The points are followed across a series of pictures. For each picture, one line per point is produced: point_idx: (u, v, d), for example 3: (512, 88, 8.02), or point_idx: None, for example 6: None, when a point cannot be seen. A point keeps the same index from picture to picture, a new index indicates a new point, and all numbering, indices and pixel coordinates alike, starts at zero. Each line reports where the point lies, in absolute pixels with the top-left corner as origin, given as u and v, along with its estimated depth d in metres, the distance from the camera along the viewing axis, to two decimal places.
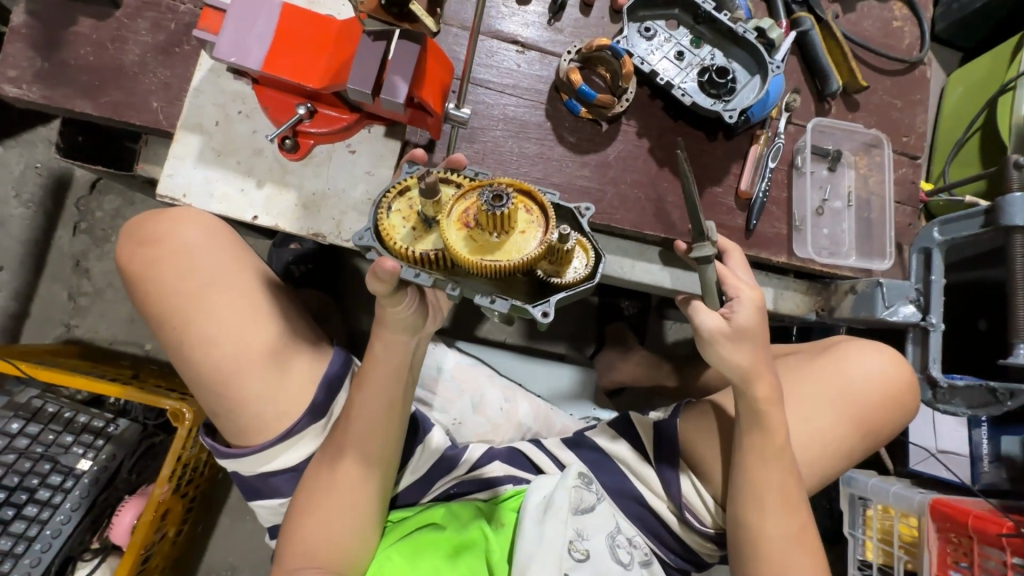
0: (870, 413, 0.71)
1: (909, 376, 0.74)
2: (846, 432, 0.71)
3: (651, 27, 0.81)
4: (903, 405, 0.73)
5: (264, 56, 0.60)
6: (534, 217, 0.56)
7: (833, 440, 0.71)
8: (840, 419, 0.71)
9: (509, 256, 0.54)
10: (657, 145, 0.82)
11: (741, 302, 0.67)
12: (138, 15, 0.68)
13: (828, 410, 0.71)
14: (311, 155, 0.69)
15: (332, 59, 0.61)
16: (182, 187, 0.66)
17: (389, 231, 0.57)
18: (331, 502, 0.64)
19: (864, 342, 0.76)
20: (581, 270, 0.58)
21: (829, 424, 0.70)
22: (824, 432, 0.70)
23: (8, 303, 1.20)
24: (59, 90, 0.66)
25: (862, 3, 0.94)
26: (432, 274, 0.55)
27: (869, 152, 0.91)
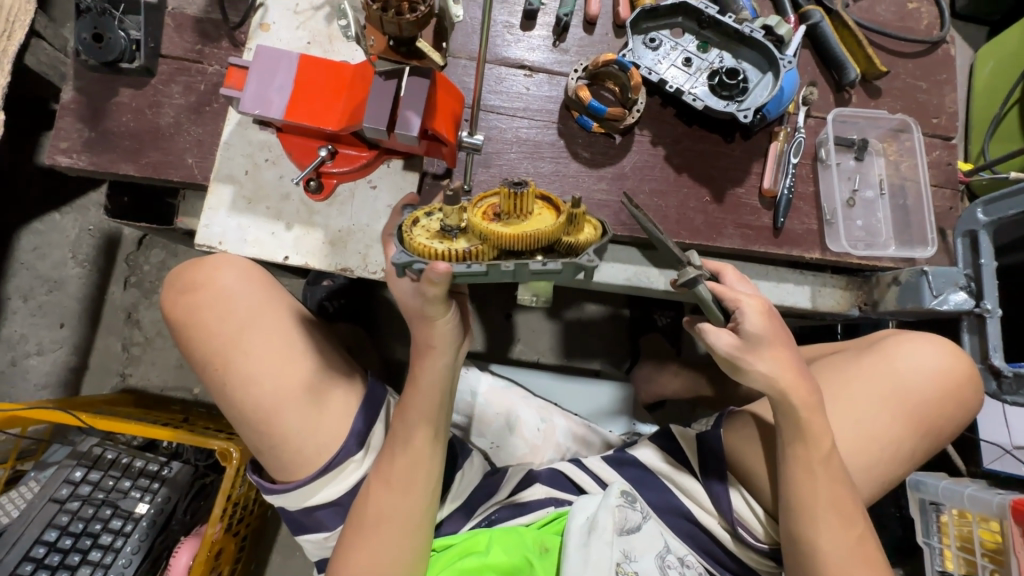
0: (928, 411, 0.67)
1: (967, 368, 0.69)
2: (904, 434, 0.66)
3: (656, 37, 0.82)
4: (964, 398, 0.69)
5: (286, 104, 0.63)
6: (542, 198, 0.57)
7: (891, 442, 0.66)
8: (894, 421, 0.66)
9: (542, 222, 0.54)
10: (673, 152, 0.82)
11: (743, 312, 0.64)
12: (171, 81, 0.74)
13: (881, 410, 0.67)
14: (335, 194, 0.72)
15: (348, 104, 0.64)
16: (218, 235, 0.70)
17: (422, 245, 0.56)
18: (373, 536, 0.64)
19: (917, 333, 0.71)
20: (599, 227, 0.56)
21: (885, 426, 0.66)
22: (881, 436, 0.66)
23: (68, 358, 1.28)
24: (104, 156, 0.72)
25: None
26: (482, 262, 0.54)
27: (898, 138, 0.88)
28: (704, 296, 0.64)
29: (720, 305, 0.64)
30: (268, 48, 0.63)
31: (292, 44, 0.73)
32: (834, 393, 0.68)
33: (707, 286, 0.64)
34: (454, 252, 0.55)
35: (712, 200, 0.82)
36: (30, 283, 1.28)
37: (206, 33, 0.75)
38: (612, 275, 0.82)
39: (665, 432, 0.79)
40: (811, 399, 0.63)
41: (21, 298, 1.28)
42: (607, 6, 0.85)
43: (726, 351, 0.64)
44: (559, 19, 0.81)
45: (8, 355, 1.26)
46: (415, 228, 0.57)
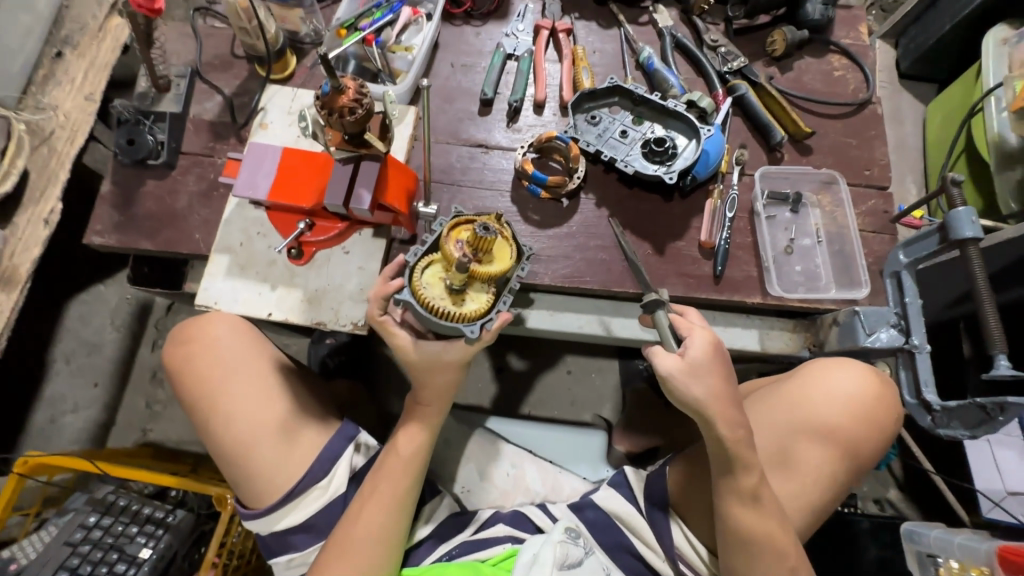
0: (842, 432, 0.77)
1: (873, 391, 0.78)
2: (821, 454, 0.77)
3: (597, 115, 0.94)
4: (878, 419, 0.78)
5: (268, 184, 0.76)
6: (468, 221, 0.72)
7: (809, 462, 0.77)
8: (811, 441, 0.77)
9: (501, 243, 0.71)
10: (615, 211, 0.91)
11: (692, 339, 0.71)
12: (188, 172, 0.90)
13: (793, 432, 0.78)
14: (314, 259, 0.84)
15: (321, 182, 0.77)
16: (214, 296, 0.82)
17: (473, 312, 0.70)
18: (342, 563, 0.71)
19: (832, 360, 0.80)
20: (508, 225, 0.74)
21: (802, 447, 0.77)
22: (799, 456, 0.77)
23: (98, 415, 1.42)
24: (129, 235, 0.87)
25: (800, 61, 1.03)
26: (506, 291, 0.72)
27: (830, 190, 0.95)
28: (663, 321, 0.73)
29: (674, 331, 0.72)
30: (258, 144, 0.78)
31: (286, 139, 0.89)
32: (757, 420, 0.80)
33: (666, 312, 0.73)
34: (479, 303, 0.70)
35: (654, 253, 0.90)
36: (74, 347, 1.45)
37: (218, 133, 0.92)
38: (566, 323, 0.90)
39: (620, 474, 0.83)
40: (739, 432, 0.69)
41: (64, 361, 1.45)
42: (555, 91, 0.98)
43: (669, 372, 0.70)
44: (511, 104, 0.95)
45: (49, 412, 1.41)
46: (437, 306, 0.69)
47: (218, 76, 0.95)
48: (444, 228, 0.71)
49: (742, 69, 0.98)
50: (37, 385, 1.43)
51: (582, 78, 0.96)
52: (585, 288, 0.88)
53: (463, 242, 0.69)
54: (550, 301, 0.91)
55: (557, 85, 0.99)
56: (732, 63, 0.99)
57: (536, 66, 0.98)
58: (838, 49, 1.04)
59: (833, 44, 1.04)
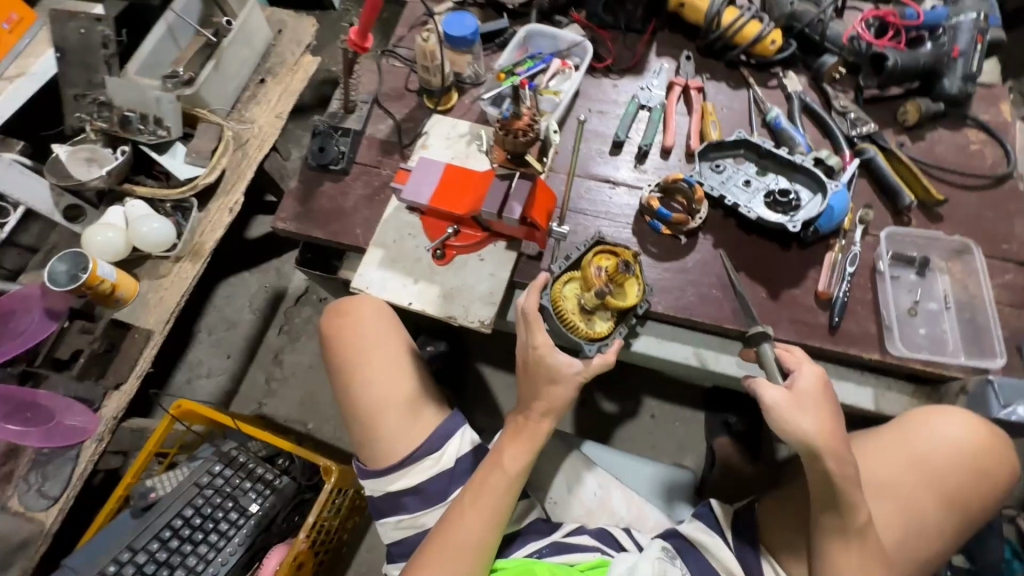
0: (950, 482, 0.75)
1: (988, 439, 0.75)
2: (928, 501, 0.74)
3: (722, 164, 1.00)
4: (990, 474, 0.76)
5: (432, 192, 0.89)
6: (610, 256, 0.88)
7: (921, 505, 0.74)
8: (918, 486, 0.75)
9: (632, 281, 0.87)
10: (732, 253, 0.96)
11: (799, 374, 0.75)
12: (358, 179, 1.07)
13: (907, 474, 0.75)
14: (453, 261, 0.95)
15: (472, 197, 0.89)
16: (367, 282, 0.95)
17: (596, 333, 0.85)
18: (455, 530, 0.77)
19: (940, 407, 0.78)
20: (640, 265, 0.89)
21: (908, 489, 0.75)
22: (907, 498, 0.75)
23: (225, 383, 1.61)
24: (305, 224, 1.04)
25: (933, 131, 1.05)
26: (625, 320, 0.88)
27: (961, 258, 0.93)
28: (767, 354, 0.78)
29: (779, 366, 0.76)
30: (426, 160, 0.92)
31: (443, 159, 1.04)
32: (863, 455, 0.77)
33: (771, 345, 0.78)
34: (604, 327, 0.86)
35: (768, 296, 0.92)
36: (217, 321, 1.68)
37: (386, 149, 1.10)
38: (673, 351, 0.95)
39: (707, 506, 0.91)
40: (848, 469, 0.71)
41: (207, 332, 1.68)
42: (682, 140, 1.07)
43: (777, 401, 0.72)
44: (641, 148, 1.04)
45: (187, 374, 1.63)
46: (571, 320, 0.85)
47: (392, 104, 1.14)
48: (589, 256, 0.87)
49: (871, 134, 1.02)
50: (182, 350, 1.65)
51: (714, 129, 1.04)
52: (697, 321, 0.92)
53: (603, 269, 0.85)
54: (660, 330, 0.96)
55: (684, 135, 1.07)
56: (862, 128, 1.02)
57: (667, 117, 1.07)
58: (975, 123, 1.04)
59: (970, 118, 1.04)
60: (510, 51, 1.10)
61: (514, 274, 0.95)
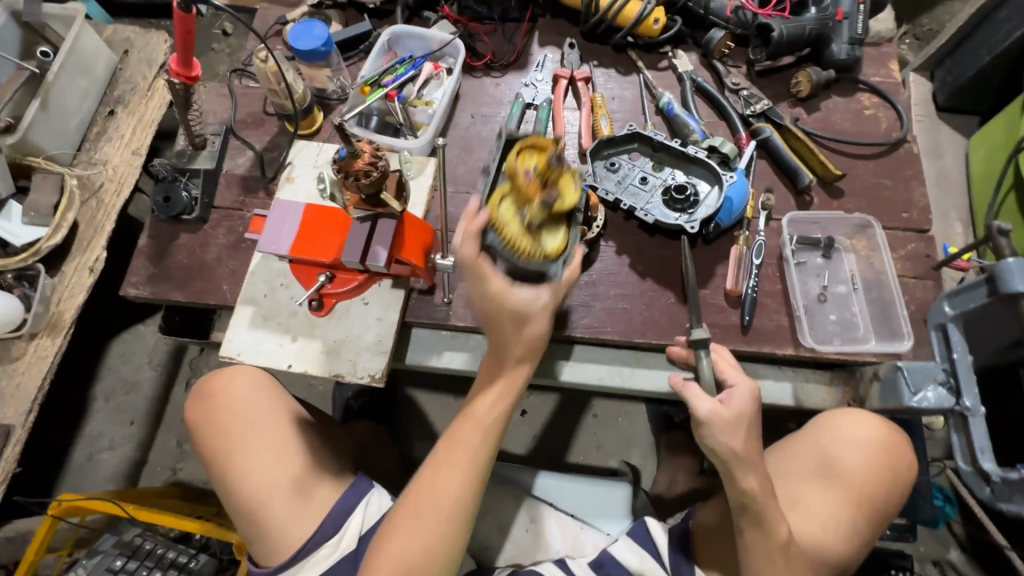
0: (865, 484, 0.72)
1: (886, 432, 0.73)
2: (843, 510, 0.71)
3: (616, 162, 0.93)
4: (901, 471, 0.74)
5: (291, 240, 0.78)
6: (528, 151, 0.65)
7: (833, 508, 0.71)
8: (832, 494, 0.72)
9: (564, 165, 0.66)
10: (636, 259, 0.89)
11: (735, 390, 0.68)
12: (218, 225, 0.94)
13: (814, 483, 0.73)
14: (334, 310, 0.85)
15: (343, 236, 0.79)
16: (237, 348, 0.83)
17: (557, 248, 0.67)
18: (394, 562, 0.70)
19: (848, 411, 0.75)
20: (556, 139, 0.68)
21: (822, 500, 0.72)
22: (821, 508, 0.71)
23: (133, 453, 1.46)
24: (162, 287, 0.90)
25: (827, 100, 1.00)
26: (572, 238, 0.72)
27: (865, 234, 0.90)
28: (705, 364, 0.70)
29: (715, 378, 0.68)
30: (281, 202, 0.80)
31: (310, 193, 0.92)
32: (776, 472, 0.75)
33: (710, 356, 0.70)
34: (560, 241, 0.67)
35: (677, 300, 0.87)
36: (114, 385, 1.51)
37: (248, 187, 0.96)
38: (586, 373, 0.88)
39: (641, 526, 0.88)
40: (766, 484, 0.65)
41: (104, 399, 1.50)
42: (574, 138, 0.99)
43: (709, 418, 0.65)
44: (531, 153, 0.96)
45: (87, 450, 1.46)
46: (525, 249, 0.65)
47: (250, 132, 1.00)
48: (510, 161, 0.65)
49: (766, 111, 0.96)
50: (77, 424, 1.48)
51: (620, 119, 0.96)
52: (604, 337, 0.86)
53: (530, 171, 0.64)
54: (570, 351, 0.88)
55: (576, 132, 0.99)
56: (755, 106, 0.97)
57: (555, 115, 0.98)
58: (867, 87, 1.01)
59: (862, 82, 1.01)
60: (373, 58, 0.98)
61: (404, 315, 0.85)
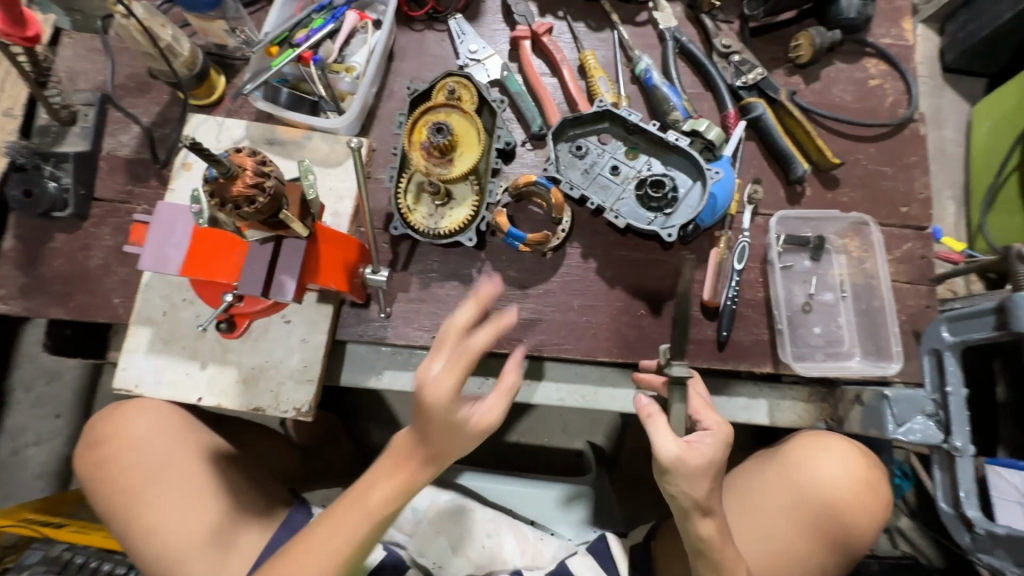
0: (839, 525, 0.66)
1: (868, 462, 0.68)
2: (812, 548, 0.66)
3: (583, 145, 0.78)
4: (877, 510, 0.67)
5: (182, 261, 0.63)
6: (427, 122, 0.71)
7: (804, 545, 0.66)
8: (800, 531, 0.66)
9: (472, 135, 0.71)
10: (605, 263, 0.78)
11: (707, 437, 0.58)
12: (102, 222, 0.77)
13: (787, 518, 0.67)
14: (249, 331, 0.72)
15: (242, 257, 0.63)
16: (135, 378, 0.71)
17: (458, 221, 0.74)
18: None
19: (819, 433, 0.70)
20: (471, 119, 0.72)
21: (790, 538, 0.66)
22: (789, 542, 0.66)
23: (62, 448, 1.34)
24: (38, 301, 0.75)
25: (828, 68, 0.86)
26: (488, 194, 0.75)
27: (861, 233, 0.79)
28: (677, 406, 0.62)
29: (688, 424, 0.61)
30: (165, 206, 0.64)
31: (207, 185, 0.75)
32: (737, 503, 0.69)
33: (685, 399, 0.62)
34: (465, 213, 0.75)
35: (649, 313, 0.77)
36: (33, 375, 1.37)
37: (136, 173, 0.79)
38: (546, 395, 0.78)
39: (599, 541, 0.85)
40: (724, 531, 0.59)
41: (23, 390, 1.36)
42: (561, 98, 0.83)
43: (675, 461, 0.55)
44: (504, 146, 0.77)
45: (12, 445, 1.34)
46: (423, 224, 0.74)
47: (135, 102, 0.81)
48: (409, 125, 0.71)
49: (759, 82, 0.82)
50: None
51: (599, 86, 0.81)
52: (565, 356, 0.76)
53: (426, 144, 0.70)
54: (529, 368, 0.78)
55: (561, 91, 0.83)
56: (747, 76, 0.82)
57: (530, 82, 0.82)
58: (875, 51, 0.87)
59: (870, 46, 0.86)
60: (280, 6, 0.78)
61: (333, 335, 0.73)
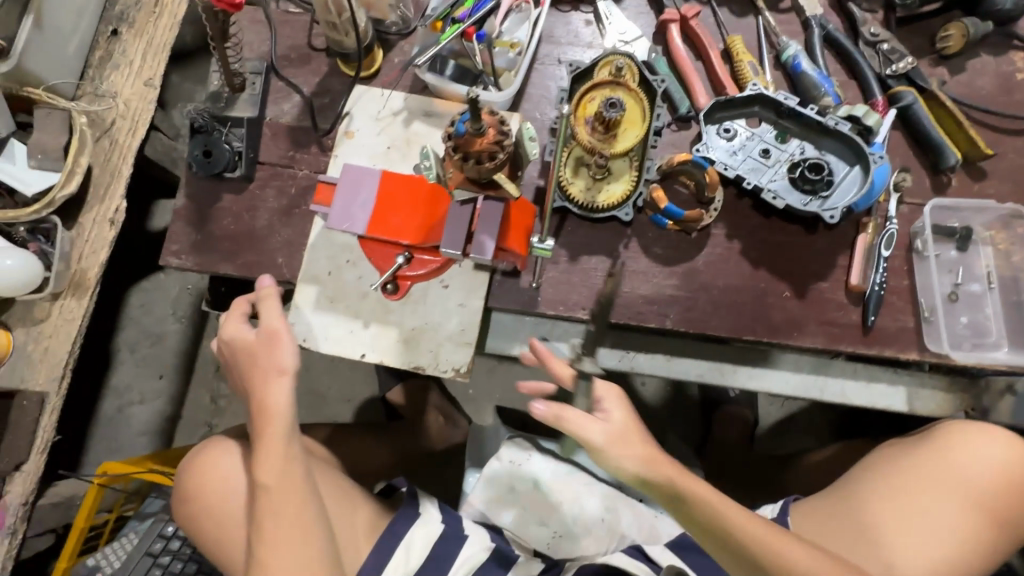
0: (993, 500, 0.70)
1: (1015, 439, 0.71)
2: (972, 523, 0.69)
3: (732, 127, 0.80)
4: None
5: (368, 219, 0.71)
6: (594, 100, 0.74)
7: (964, 521, 0.69)
8: (961, 508, 0.70)
9: (636, 113, 0.74)
10: (750, 245, 0.79)
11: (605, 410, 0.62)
12: (266, 185, 0.81)
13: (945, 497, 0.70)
14: (409, 294, 0.75)
15: (421, 219, 0.70)
16: (303, 332, 0.74)
17: (613, 197, 0.77)
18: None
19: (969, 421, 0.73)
20: (636, 99, 0.74)
21: (952, 515, 0.69)
22: (947, 524, 0.69)
23: (164, 407, 1.41)
24: (208, 257, 0.79)
25: (974, 60, 0.86)
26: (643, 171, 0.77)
27: (1009, 226, 0.79)
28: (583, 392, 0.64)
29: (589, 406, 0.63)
30: (353, 167, 0.70)
31: (372, 155, 0.79)
32: (890, 485, 0.72)
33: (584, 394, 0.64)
34: (620, 190, 0.77)
35: (793, 295, 0.78)
36: (137, 337, 1.43)
37: (298, 140, 0.82)
38: (684, 370, 0.80)
39: None
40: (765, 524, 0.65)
41: (128, 351, 1.43)
42: (705, 86, 0.84)
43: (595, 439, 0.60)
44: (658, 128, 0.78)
45: (117, 402, 1.41)
46: (582, 198, 0.77)
47: (296, 72, 0.84)
48: (576, 101, 0.74)
49: (909, 72, 0.82)
50: (103, 376, 1.42)
51: (747, 70, 0.82)
52: (708, 333, 0.77)
53: (592, 121, 0.73)
54: (666, 345, 0.80)
55: (705, 79, 0.84)
56: (898, 64, 0.82)
57: (676, 64, 0.84)
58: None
59: (1018, 39, 0.85)
60: None
61: (487, 301, 0.76)
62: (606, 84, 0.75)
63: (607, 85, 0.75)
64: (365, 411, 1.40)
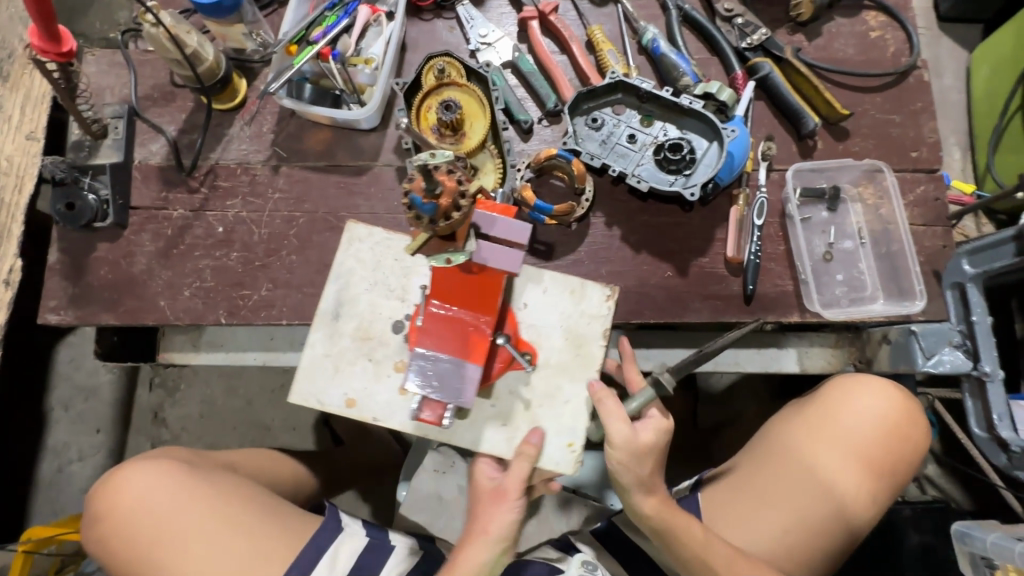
0: (874, 454, 0.72)
1: (888, 389, 0.73)
2: (855, 480, 0.71)
3: (598, 117, 0.81)
4: (907, 440, 0.73)
5: (463, 354, 0.63)
6: (431, 108, 0.79)
7: (846, 477, 0.72)
8: (843, 464, 0.72)
9: (474, 107, 0.79)
10: (629, 230, 0.80)
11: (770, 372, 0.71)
12: (141, 229, 0.80)
13: (830, 456, 0.72)
14: (534, 337, 0.71)
15: (443, 305, 0.62)
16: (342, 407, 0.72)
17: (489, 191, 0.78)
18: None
19: (855, 377, 0.75)
20: (469, 95, 0.79)
21: (835, 473, 0.72)
22: (831, 481, 0.71)
23: (105, 461, 1.38)
24: (88, 308, 0.78)
25: (829, 23, 0.88)
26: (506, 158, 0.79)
27: (874, 180, 0.82)
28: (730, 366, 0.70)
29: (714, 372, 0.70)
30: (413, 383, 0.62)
31: (368, 379, 0.69)
32: (780, 449, 0.74)
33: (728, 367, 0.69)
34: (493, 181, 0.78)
35: (675, 274, 0.79)
36: (69, 393, 1.39)
37: (168, 179, 0.81)
38: None
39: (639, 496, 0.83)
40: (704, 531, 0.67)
41: (62, 409, 1.39)
42: (571, 79, 0.85)
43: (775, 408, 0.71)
44: (519, 124, 0.81)
45: (56, 462, 1.37)
46: None
47: (161, 111, 0.83)
48: (414, 116, 0.78)
49: (764, 42, 0.84)
50: (39, 437, 1.38)
51: (608, 59, 0.83)
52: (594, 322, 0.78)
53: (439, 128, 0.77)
54: None
55: (571, 72, 0.85)
56: (752, 37, 0.84)
57: (539, 60, 0.84)
58: (874, 4, 0.88)
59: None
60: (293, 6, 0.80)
61: None
62: (434, 92, 0.79)
63: (436, 92, 0.79)
64: (311, 437, 1.39)
